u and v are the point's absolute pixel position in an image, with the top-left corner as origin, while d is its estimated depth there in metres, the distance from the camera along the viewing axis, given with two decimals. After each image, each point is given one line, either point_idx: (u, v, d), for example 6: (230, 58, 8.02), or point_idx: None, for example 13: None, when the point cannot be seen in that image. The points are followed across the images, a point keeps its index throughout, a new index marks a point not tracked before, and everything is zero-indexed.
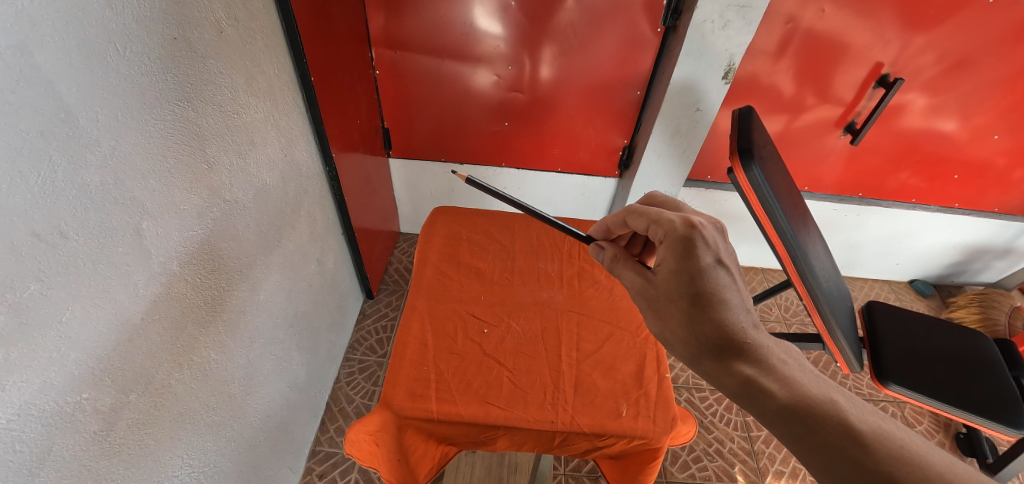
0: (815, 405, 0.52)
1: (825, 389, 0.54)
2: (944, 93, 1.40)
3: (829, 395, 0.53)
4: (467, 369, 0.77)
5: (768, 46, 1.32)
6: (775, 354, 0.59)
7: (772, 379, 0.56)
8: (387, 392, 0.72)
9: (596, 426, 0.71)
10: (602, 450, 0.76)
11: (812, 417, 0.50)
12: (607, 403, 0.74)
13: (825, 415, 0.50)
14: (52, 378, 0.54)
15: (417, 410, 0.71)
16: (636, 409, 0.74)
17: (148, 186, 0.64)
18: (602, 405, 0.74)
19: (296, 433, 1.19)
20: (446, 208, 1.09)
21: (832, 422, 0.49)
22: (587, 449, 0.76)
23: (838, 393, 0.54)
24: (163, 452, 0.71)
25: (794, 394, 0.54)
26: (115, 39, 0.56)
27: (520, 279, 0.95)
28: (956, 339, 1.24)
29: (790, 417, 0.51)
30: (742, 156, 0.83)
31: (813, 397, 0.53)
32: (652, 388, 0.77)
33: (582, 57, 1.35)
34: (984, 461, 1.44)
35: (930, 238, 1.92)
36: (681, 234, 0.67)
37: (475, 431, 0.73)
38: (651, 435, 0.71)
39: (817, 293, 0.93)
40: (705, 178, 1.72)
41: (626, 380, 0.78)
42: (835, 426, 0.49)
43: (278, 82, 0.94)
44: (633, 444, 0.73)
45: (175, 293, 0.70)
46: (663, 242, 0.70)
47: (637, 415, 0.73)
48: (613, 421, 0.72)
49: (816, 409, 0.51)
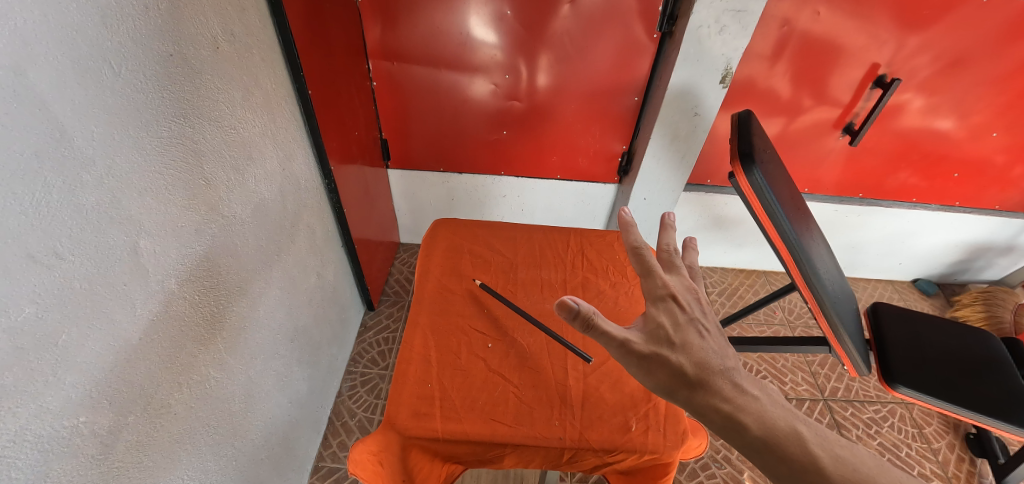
0: (784, 438, 0.53)
1: (788, 418, 0.56)
2: (940, 93, 1.41)
3: (794, 424, 0.55)
4: (472, 385, 0.76)
5: (764, 49, 1.33)
6: (749, 387, 0.58)
7: (747, 412, 0.55)
8: (390, 412, 0.72)
9: (606, 441, 0.70)
10: (611, 465, 0.74)
11: (784, 450, 0.53)
12: (616, 417, 0.73)
13: (792, 448, 0.53)
14: (48, 401, 0.53)
15: (420, 430, 0.69)
16: (646, 423, 0.73)
17: (145, 204, 0.63)
18: (610, 420, 0.73)
19: (297, 448, 1.17)
20: (446, 220, 1.09)
21: (798, 454, 0.52)
22: (596, 465, 0.75)
23: (800, 421, 0.56)
24: (162, 474, 0.70)
25: (766, 425, 0.54)
26: (110, 57, 0.56)
27: (523, 290, 0.94)
28: (961, 338, 1.23)
29: (764, 450, 0.53)
30: (743, 161, 0.82)
31: (780, 428, 0.54)
32: (661, 401, 0.75)
33: (578, 64, 1.36)
34: (995, 462, 1.42)
35: (932, 237, 1.91)
36: (664, 291, 0.66)
37: (481, 449, 0.71)
38: (662, 450, 0.70)
39: (823, 296, 0.92)
40: (704, 183, 1.72)
41: (636, 394, 0.77)
42: (801, 460, 0.52)
43: (275, 96, 0.93)
44: (644, 459, 0.72)
45: (174, 311, 0.70)
46: (650, 292, 0.66)
47: (647, 429, 0.72)
48: (623, 436, 0.71)
49: (785, 443, 0.53)
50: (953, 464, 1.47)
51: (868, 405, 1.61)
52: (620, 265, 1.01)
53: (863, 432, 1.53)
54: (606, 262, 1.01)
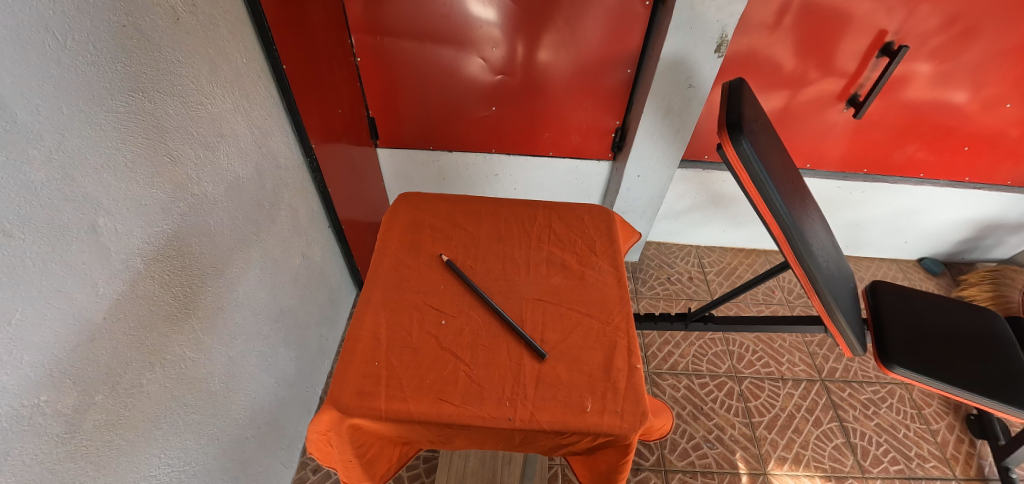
0: None
1: None
2: (952, 61, 1.33)
3: None
4: (420, 363, 0.73)
5: (765, 17, 1.26)
6: None
7: None
8: (334, 391, 0.69)
9: (558, 423, 0.67)
10: (567, 446, 0.73)
11: None
12: (571, 398, 0.70)
13: None
14: (5, 381, 0.51)
15: (364, 409, 0.67)
16: (603, 404, 0.70)
17: (102, 180, 0.61)
18: (565, 400, 0.70)
19: (287, 427, 1.18)
20: (411, 195, 1.04)
21: None
22: (552, 446, 0.73)
23: None
24: (136, 452, 0.69)
25: None
26: (54, 26, 0.53)
27: (483, 266, 0.90)
28: (963, 319, 1.19)
29: None
30: (730, 131, 0.78)
31: None
32: (621, 381, 0.73)
33: (568, 35, 1.30)
34: (996, 443, 1.40)
35: (939, 214, 1.85)
36: None
37: (428, 429, 0.69)
38: (618, 432, 0.67)
39: (813, 272, 0.88)
40: (701, 159, 1.66)
41: (595, 372, 0.74)
42: None
43: (246, 71, 0.90)
44: (600, 440, 0.69)
45: (141, 291, 0.68)
46: None
47: (603, 410, 0.69)
48: (577, 417, 0.68)
49: None
50: (951, 445, 1.45)
51: (866, 386, 1.58)
52: (590, 240, 0.97)
53: (861, 413, 1.51)
54: (576, 236, 0.97)
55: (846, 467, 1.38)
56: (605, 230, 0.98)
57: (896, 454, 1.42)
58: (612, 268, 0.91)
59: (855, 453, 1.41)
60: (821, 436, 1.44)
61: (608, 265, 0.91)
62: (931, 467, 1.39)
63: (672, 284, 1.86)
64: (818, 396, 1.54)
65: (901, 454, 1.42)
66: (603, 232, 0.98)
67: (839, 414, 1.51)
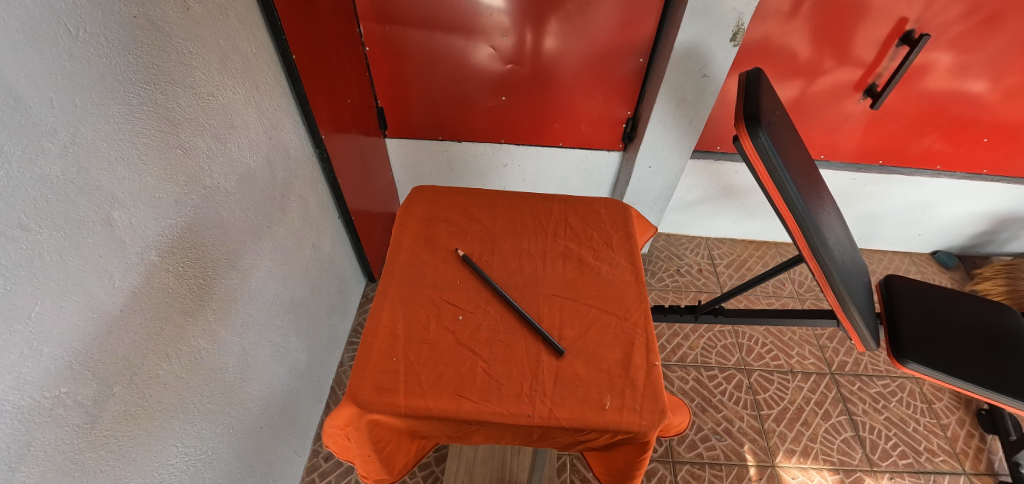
0: None
1: None
2: (973, 50, 1.30)
3: None
4: (439, 359, 0.73)
5: (781, 5, 1.23)
6: None
7: None
8: (352, 386, 0.70)
9: (576, 420, 0.67)
10: (584, 443, 0.73)
11: None
12: (590, 395, 0.70)
13: None
14: (25, 372, 0.52)
15: (383, 404, 0.68)
16: (621, 402, 0.70)
17: (116, 173, 0.61)
18: (582, 397, 0.70)
19: (299, 416, 1.20)
20: (425, 187, 1.04)
21: None
22: (569, 442, 0.73)
23: None
24: (153, 441, 0.70)
25: None
26: (64, 17, 0.52)
27: (498, 261, 0.89)
28: (980, 314, 1.17)
29: None
30: (748, 123, 0.77)
31: None
32: (639, 378, 0.73)
33: (580, 23, 1.28)
34: (1007, 438, 1.39)
35: (955, 207, 1.82)
36: None
37: (446, 425, 0.69)
38: (637, 429, 0.67)
39: (831, 268, 0.87)
40: (713, 150, 1.64)
41: (613, 369, 0.74)
42: None
43: (256, 61, 0.89)
44: (618, 437, 0.70)
45: (156, 283, 0.69)
46: None
47: (622, 407, 0.69)
48: (595, 414, 0.68)
49: None
50: (961, 440, 1.44)
51: (876, 379, 1.58)
52: (607, 234, 0.96)
53: (870, 406, 1.50)
54: (592, 230, 0.96)
55: (854, 460, 1.38)
56: (621, 225, 0.98)
57: (905, 447, 1.42)
58: (628, 263, 0.90)
59: (864, 447, 1.41)
60: (830, 429, 1.44)
61: (624, 260, 0.91)
62: (940, 461, 1.39)
63: (681, 276, 1.85)
64: (828, 389, 1.54)
65: (910, 448, 1.41)
66: (620, 226, 0.98)
67: (848, 407, 1.50)
